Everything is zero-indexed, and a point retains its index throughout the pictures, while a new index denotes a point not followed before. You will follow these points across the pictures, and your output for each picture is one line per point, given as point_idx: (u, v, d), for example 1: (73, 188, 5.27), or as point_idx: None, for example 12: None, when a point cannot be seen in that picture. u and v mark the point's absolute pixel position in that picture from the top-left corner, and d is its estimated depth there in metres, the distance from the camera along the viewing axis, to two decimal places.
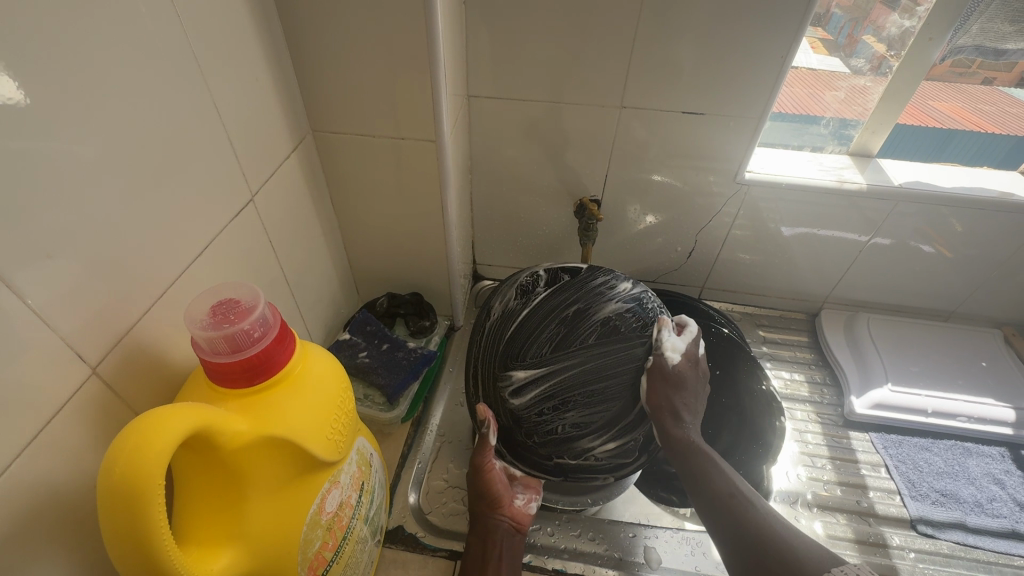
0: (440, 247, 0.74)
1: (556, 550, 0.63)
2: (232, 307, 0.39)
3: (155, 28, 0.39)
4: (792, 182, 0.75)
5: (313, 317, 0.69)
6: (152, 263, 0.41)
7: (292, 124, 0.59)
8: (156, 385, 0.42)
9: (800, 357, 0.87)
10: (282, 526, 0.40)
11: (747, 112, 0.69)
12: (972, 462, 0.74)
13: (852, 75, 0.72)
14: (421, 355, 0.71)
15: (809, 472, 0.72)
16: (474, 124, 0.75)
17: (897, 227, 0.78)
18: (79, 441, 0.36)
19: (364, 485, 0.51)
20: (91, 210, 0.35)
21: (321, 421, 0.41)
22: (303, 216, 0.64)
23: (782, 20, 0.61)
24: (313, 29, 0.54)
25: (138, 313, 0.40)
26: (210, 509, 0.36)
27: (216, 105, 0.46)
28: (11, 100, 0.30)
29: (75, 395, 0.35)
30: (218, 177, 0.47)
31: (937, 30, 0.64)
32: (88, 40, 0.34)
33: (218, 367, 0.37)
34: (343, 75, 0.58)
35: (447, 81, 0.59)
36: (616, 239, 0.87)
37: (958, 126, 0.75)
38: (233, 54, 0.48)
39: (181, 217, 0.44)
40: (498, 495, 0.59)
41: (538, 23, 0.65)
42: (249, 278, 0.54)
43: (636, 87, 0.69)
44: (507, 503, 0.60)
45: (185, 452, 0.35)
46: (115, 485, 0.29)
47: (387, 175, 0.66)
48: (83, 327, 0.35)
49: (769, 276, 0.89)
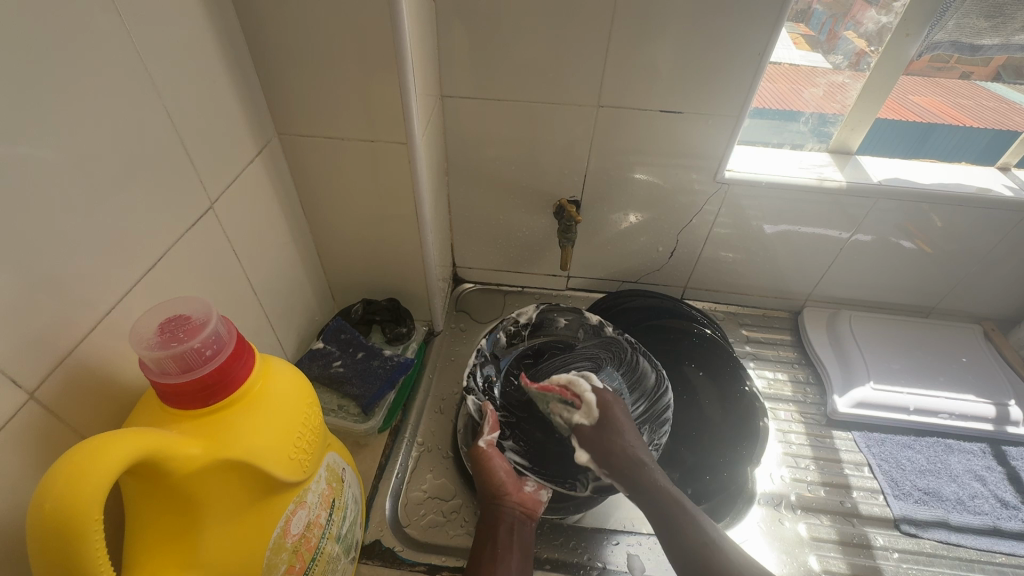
0: (417, 251, 0.72)
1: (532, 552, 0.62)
2: (182, 323, 0.37)
3: (98, 30, 0.37)
4: (772, 181, 0.74)
5: (284, 326, 0.67)
6: (99, 277, 0.39)
7: (256, 127, 0.57)
8: (106, 406, 0.40)
9: (783, 357, 0.86)
10: (243, 552, 0.38)
11: (726, 110, 0.68)
12: (954, 459, 0.74)
13: (831, 71, 0.72)
14: (398, 363, 0.69)
15: (793, 473, 0.71)
16: (450, 125, 0.73)
17: (878, 224, 0.78)
18: (17, 471, 0.34)
19: (335, 502, 0.49)
20: (27, 224, 0.33)
21: (283, 439, 0.39)
22: (271, 222, 0.61)
23: (759, 17, 0.60)
24: (274, 28, 0.52)
25: (84, 332, 0.38)
26: (162, 538, 0.34)
27: (169, 108, 0.44)
28: None
29: (11, 421, 0.33)
30: (174, 185, 0.45)
31: (914, 26, 0.64)
32: (20, 43, 0.32)
33: (167, 388, 0.35)
34: (308, 76, 0.55)
35: (417, 82, 0.57)
36: (597, 240, 0.86)
37: (936, 118, 0.75)
38: (187, 56, 0.45)
39: (133, 229, 0.41)
40: (506, 486, 0.61)
41: (511, 20, 0.63)
42: (211, 288, 0.52)
43: (613, 85, 0.67)
44: (519, 490, 0.61)
45: (133, 479, 0.33)
46: (44, 523, 0.27)
47: (359, 179, 0.64)
48: (17, 348, 0.33)
49: (752, 275, 0.88)
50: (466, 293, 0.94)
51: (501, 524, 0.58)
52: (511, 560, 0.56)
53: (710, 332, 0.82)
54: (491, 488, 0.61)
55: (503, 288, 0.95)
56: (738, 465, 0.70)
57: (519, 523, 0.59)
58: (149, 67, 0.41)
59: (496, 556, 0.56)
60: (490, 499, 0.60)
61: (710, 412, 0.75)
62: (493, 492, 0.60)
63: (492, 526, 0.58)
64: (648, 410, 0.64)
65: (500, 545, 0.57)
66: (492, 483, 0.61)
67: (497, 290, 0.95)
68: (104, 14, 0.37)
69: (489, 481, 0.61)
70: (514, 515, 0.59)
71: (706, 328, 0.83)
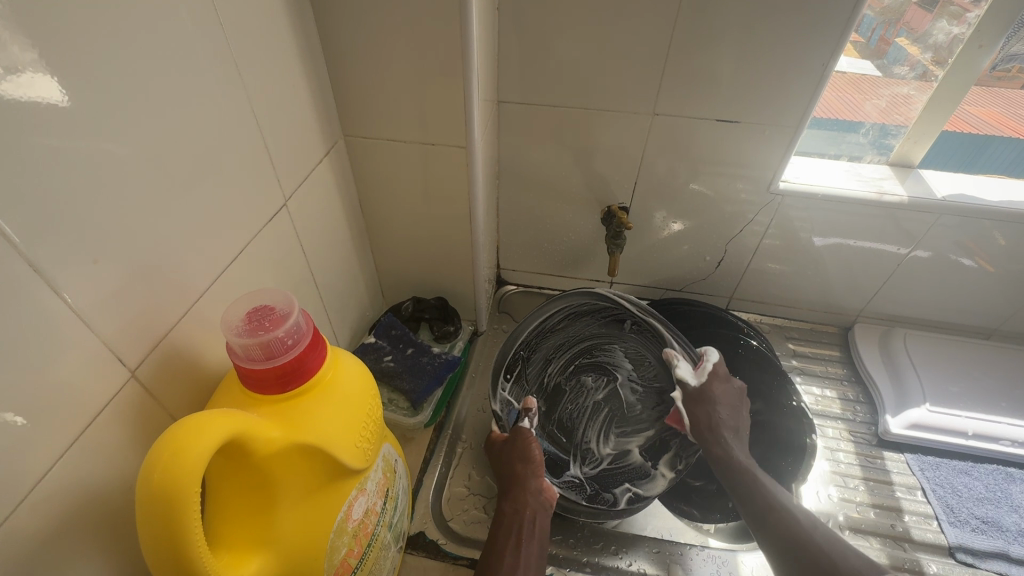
0: (467, 252, 0.74)
1: (591, 548, 0.64)
2: (266, 313, 0.39)
3: (198, 36, 0.39)
4: (829, 193, 0.73)
5: (339, 320, 0.70)
6: (189, 268, 0.41)
7: (326, 129, 0.59)
8: (191, 389, 0.42)
9: (831, 373, 0.84)
10: (311, 532, 0.40)
11: (784, 120, 0.67)
12: (1015, 489, 0.71)
13: (895, 83, 0.70)
14: (446, 360, 0.71)
15: (841, 493, 0.70)
16: (504, 130, 0.75)
17: (938, 240, 0.75)
18: (118, 444, 0.36)
19: (388, 492, 0.51)
20: (134, 215, 0.36)
21: (350, 428, 0.41)
22: (333, 220, 0.64)
23: (825, 27, 0.59)
24: (348, 34, 0.54)
25: (176, 318, 0.40)
26: (242, 514, 0.37)
27: (253, 110, 0.47)
28: (52, 100, 0.30)
29: (116, 398, 0.36)
30: (255, 181, 0.48)
31: (988, 37, 0.62)
32: (132, 47, 0.34)
33: (252, 374, 0.37)
34: (376, 80, 0.58)
35: (479, 86, 0.59)
36: (643, 246, 0.86)
37: (993, 131, 0.72)
38: (271, 60, 0.48)
39: (218, 222, 0.44)
40: (538, 470, 0.63)
41: (570, 27, 0.64)
42: (280, 281, 0.54)
43: (669, 93, 0.67)
44: (545, 481, 0.63)
45: (219, 458, 0.35)
46: (152, 493, 0.29)
47: (416, 179, 0.66)
48: (123, 331, 0.36)
49: (801, 287, 0.87)
50: (509, 295, 0.96)
51: (526, 511, 0.60)
52: (530, 547, 0.58)
53: (756, 344, 0.80)
54: (522, 472, 0.62)
55: (545, 291, 0.96)
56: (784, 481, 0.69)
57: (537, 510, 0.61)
58: (238, 70, 0.44)
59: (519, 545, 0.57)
60: (517, 484, 0.61)
61: (756, 427, 0.74)
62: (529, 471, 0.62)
63: (516, 512, 0.60)
64: (730, 398, 0.65)
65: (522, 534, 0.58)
66: (527, 470, 0.62)
67: (539, 292, 0.96)
68: (204, 20, 0.40)
69: (522, 465, 0.63)
70: (538, 503, 0.61)
71: (752, 340, 0.81)
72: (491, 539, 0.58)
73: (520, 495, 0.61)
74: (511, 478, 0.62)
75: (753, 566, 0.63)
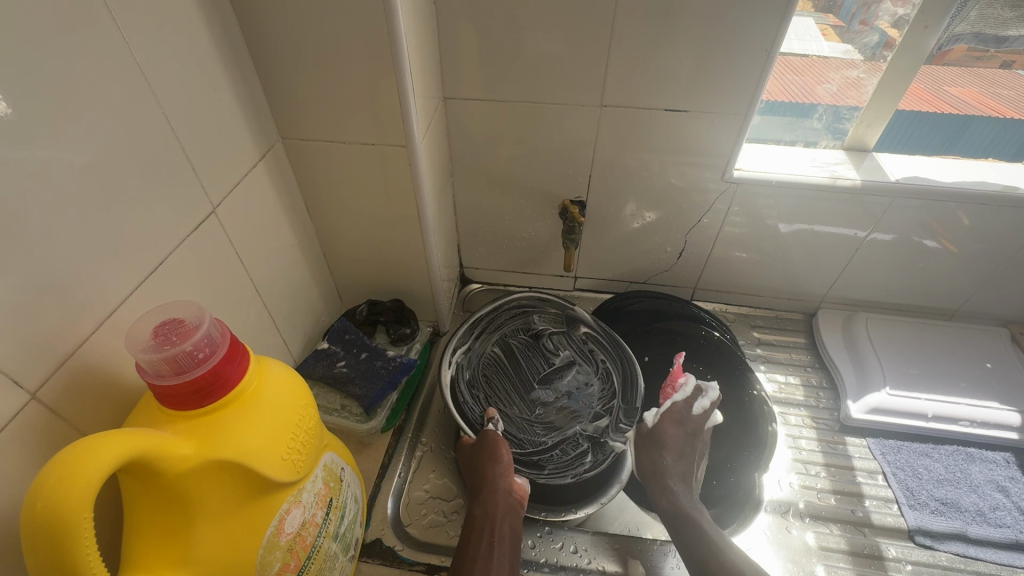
0: (420, 253, 0.73)
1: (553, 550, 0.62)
2: (177, 327, 0.38)
3: (97, 40, 0.38)
4: (783, 179, 0.72)
5: (289, 327, 0.68)
6: (99, 283, 0.40)
7: (260, 133, 0.58)
8: (106, 406, 0.41)
9: (796, 360, 0.84)
10: (237, 547, 0.39)
11: (731, 109, 0.67)
12: (975, 469, 0.71)
13: (844, 67, 0.69)
14: (401, 364, 0.70)
15: (802, 480, 0.70)
16: (454, 127, 0.74)
17: (897, 222, 0.75)
18: (19, 468, 0.35)
19: (332, 502, 0.49)
20: (30, 229, 0.35)
21: (275, 439, 0.40)
22: (275, 226, 0.63)
23: (764, 12, 0.58)
24: (275, 33, 0.53)
25: (85, 335, 0.39)
26: (157, 534, 0.36)
27: (168, 118, 0.45)
28: None
29: (14, 420, 0.35)
30: (174, 191, 0.47)
31: (932, 17, 0.61)
32: (17, 58, 0.33)
33: (162, 390, 0.36)
34: (309, 81, 0.56)
35: (416, 84, 0.57)
36: (604, 239, 0.85)
37: (975, 111, 0.71)
38: (187, 65, 0.46)
39: (132, 235, 0.43)
40: (506, 469, 0.61)
41: (512, 18, 0.62)
42: (214, 291, 0.53)
43: (616, 85, 0.66)
44: (514, 477, 0.61)
45: (128, 477, 0.35)
46: (36, 521, 0.28)
47: (361, 181, 0.65)
48: (18, 353, 0.34)
49: (764, 275, 0.86)
50: (473, 294, 0.95)
51: (496, 510, 0.59)
52: (504, 553, 0.56)
53: (718, 335, 0.80)
54: (489, 473, 0.61)
55: (510, 288, 0.95)
56: (745, 470, 0.69)
57: (509, 510, 0.59)
58: (150, 77, 0.43)
59: (492, 547, 0.55)
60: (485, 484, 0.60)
61: (719, 416, 0.74)
62: (496, 472, 0.61)
63: (488, 515, 0.58)
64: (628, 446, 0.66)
65: (497, 534, 0.57)
66: (495, 467, 0.61)
67: (504, 290, 0.95)
68: (102, 23, 0.38)
69: (490, 463, 0.62)
70: (508, 504, 0.60)
71: (715, 331, 0.81)
72: (462, 544, 0.57)
73: (489, 495, 0.59)
74: (481, 479, 0.61)
75: None
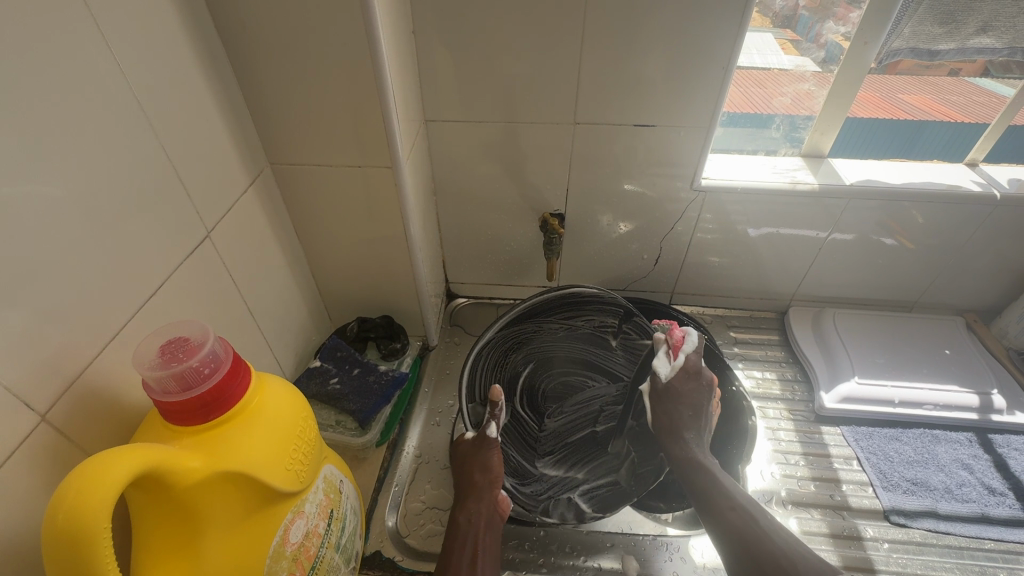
0: (407, 270, 0.75)
1: (546, 551, 0.65)
2: (181, 346, 0.40)
3: (97, 77, 0.40)
4: (748, 186, 0.77)
5: (281, 347, 0.70)
6: (102, 308, 0.42)
7: (249, 159, 0.60)
8: (109, 426, 0.42)
9: (771, 356, 0.88)
10: (245, 557, 0.40)
11: (696, 122, 0.71)
12: (941, 449, 0.75)
13: (795, 80, 0.74)
14: (392, 378, 0.73)
15: (783, 469, 0.73)
16: (436, 147, 0.77)
17: (855, 222, 0.80)
18: (29, 489, 0.36)
19: (333, 513, 0.51)
20: (36, 256, 0.36)
21: (278, 450, 0.41)
22: (265, 248, 0.64)
23: (719, 33, 0.64)
24: (261, 60, 0.55)
25: (89, 358, 0.41)
26: (168, 547, 0.37)
27: (163, 148, 0.47)
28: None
29: (24, 442, 0.36)
30: (170, 217, 0.48)
31: (870, 34, 0.68)
32: (25, 97, 0.35)
33: (169, 406, 0.38)
34: (297, 109, 0.59)
35: (399, 108, 0.61)
36: (584, 249, 0.88)
37: (929, 117, 0.77)
38: (179, 97, 0.49)
39: (132, 260, 0.44)
40: (495, 479, 0.63)
41: (486, 45, 0.66)
42: (209, 313, 0.54)
43: (588, 103, 0.71)
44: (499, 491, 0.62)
45: (138, 491, 0.36)
46: (57, 534, 0.30)
47: (349, 202, 0.67)
48: (29, 376, 0.36)
49: (737, 277, 0.91)
50: (460, 308, 0.97)
51: (480, 522, 0.60)
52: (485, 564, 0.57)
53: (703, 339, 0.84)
54: (478, 482, 0.62)
55: (496, 301, 0.98)
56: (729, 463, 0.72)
57: (490, 523, 0.61)
58: (146, 109, 0.45)
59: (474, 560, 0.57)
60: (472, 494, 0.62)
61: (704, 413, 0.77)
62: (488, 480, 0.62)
63: (471, 525, 0.60)
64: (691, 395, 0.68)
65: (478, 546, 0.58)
66: (485, 477, 0.62)
67: (489, 303, 0.98)
68: (100, 56, 0.40)
69: (478, 474, 0.63)
70: (490, 517, 0.61)
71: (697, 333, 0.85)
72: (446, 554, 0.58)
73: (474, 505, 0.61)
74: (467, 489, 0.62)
75: (705, 552, 0.65)
